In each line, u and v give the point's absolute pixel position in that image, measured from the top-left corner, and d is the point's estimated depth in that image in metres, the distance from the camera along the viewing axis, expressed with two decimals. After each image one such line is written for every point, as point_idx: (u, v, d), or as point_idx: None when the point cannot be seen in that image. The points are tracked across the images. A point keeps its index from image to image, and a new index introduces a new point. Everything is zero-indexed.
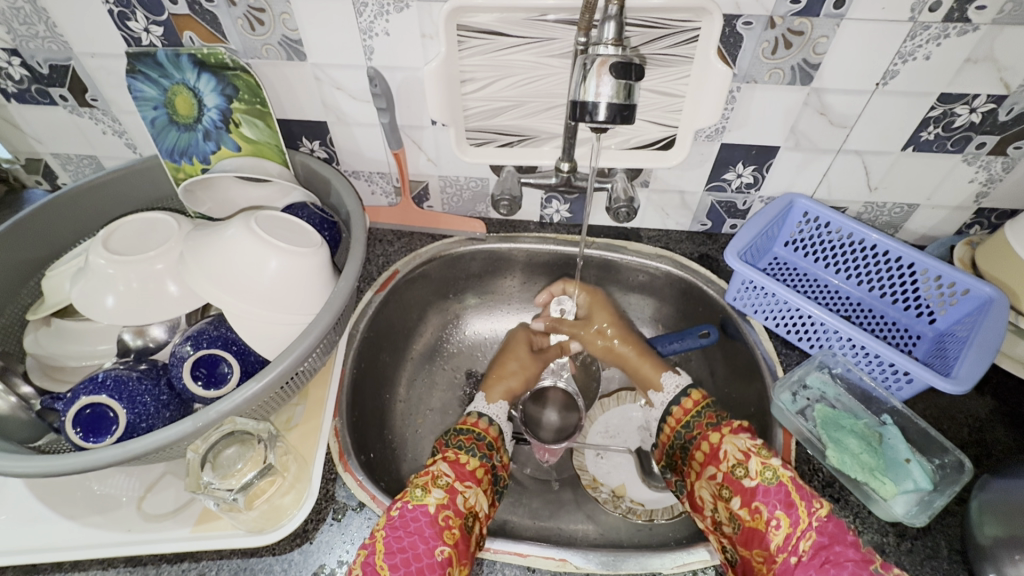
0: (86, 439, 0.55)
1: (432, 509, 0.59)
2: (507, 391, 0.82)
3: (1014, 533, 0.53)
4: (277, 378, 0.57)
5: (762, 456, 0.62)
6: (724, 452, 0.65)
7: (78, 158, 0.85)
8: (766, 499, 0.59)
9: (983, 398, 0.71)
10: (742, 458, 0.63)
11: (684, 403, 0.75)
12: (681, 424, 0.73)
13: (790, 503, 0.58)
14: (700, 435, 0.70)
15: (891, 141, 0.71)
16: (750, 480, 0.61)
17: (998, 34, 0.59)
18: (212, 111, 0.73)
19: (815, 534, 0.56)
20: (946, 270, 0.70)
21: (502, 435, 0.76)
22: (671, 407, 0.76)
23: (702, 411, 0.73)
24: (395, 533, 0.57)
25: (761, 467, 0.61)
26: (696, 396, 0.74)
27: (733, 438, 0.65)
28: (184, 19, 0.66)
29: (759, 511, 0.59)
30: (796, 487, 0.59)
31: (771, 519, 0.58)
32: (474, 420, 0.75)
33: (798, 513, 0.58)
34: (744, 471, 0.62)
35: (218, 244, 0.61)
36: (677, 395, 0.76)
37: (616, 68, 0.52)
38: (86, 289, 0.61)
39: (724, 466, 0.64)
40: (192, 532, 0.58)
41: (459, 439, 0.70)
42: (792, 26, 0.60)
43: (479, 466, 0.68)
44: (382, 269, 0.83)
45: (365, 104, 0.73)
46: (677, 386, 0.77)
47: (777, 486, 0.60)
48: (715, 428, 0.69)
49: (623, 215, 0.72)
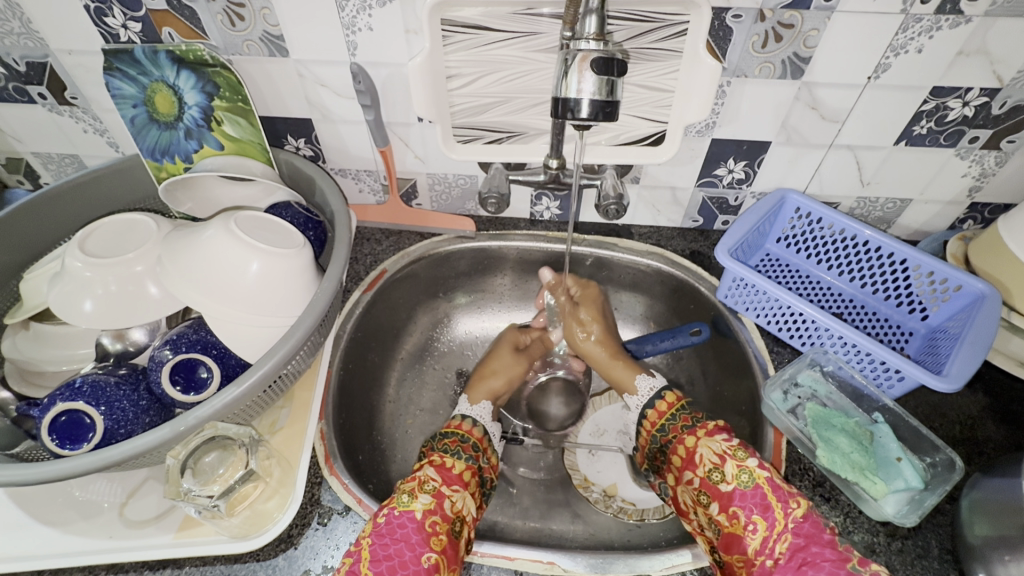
0: (62, 446, 0.54)
1: (419, 515, 0.59)
2: (491, 392, 0.80)
3: (1004, 533, 0.53)
4: (257, 383, 0.56)
5: (738, 459, 0.62)
6: (700, 456, 0.64)
7: (60, 157, 0.83)
8: (743, 503, 0.59)
9: (976, 395, 0.71)
10: (718, 462, 0.62)
11: (658, 405, 0.73)
12: (656, 428, 0.72)
13: (766, 506, 0.58)
14: (676, 439, 0.69)
15: (883, 136, 0.70)
16: (727, 484, 0.61)
17: (991, 27, 0.58)
18: (193, 109, 0.72)
19: (790, 535, 0.56)
20: (939, 267, 0.69)
21: (489, 438, 0.74)
22: (645, 410, 0.74)
23: (677, 414, 0.71)
24: (380, 541, 0.56)
25: (737, 470, 0.61)
26: (668, 400, 0.73)
27: (708, 441, 0.64)
28: (163, 15, 0.64)
29: (737, 516, 0.59)
30: (772, 488, 0.59)
31: (748, 524, 0.58)
32: (459, 422, 0.73)
33: (775, 515, 0.57)
34: (720, 475, 0.61)
35: (196, 246, 0.60)
36: (651, 399, 0.74)
37: (598, 63, 0.51)
38: (63, 294, 0.60)
39: (701, 471, 0.63)
40: (175, 538, 0.57)
41: (445, 442, 0.70)
42: (781, 19, 0.59)
43: (466, 469, 0.67)
44: (369, 268, 0.82)
45: (350, 101, 0.72)
46: (651, 390, 0.76)
47: (753, 489, 0.59)
48: (690, 431, 0.68)
49: (612, 213, 0.71)
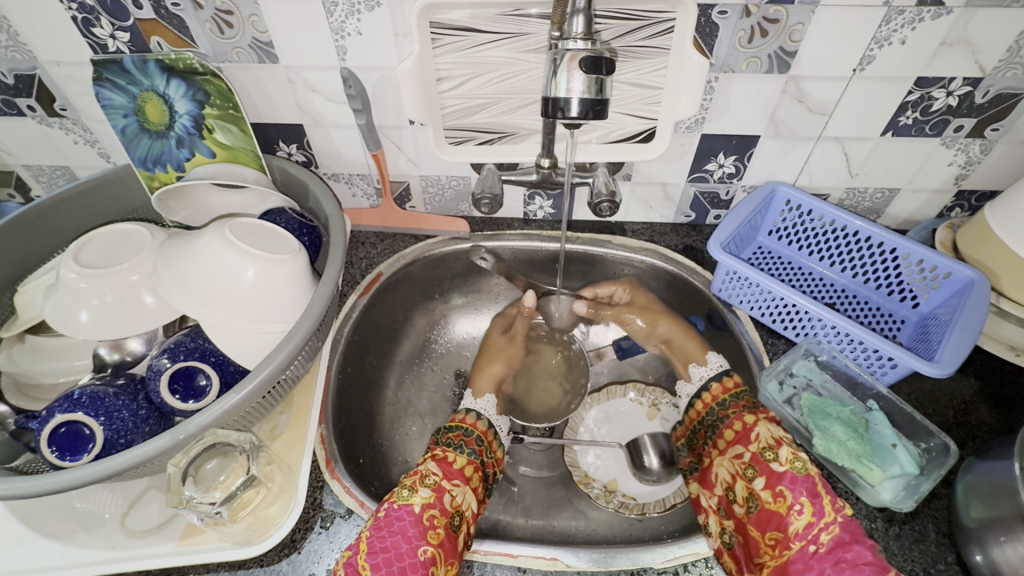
0: (62, 458, 0.54)
1: (417, 509, 0.59)
2: (493, 380, 0.81)
3: (998, 514, 0.54)
4: (257, 389, 0.56)
5: (794, 447, 0.61)
6: (757, 435, 0.64)
7: (51, 170, 0.83)
8: (793, 485, 0.59)
9: (968, 379, 0.72)
10: (773, 443, 0.62)
11: (719, 384, 0.72)
12: (715, 402, 0.72)
13: (816, 493, 0.58)
14: (733, 415, 0.68)
15: (870, 127, 0.71)
16: (779, 465, 0.60)
17: (972, 17, 0.59)
18: (184, 117, 0.72)
19: (838, 529, 0.55)
20: (928, 255, 0.70)
21: (493, 431, 0.75)
22: (709, 383, 0.74)
23: (739, 394, 0.70)
24: (378, 533, 0.57)
25: (792, 456, 0.60)
26: (735, 378, 0.72)
27: (768, 424, 0.64)
28: (151, 24, 0.64)
29: (784, 495, 0.59)
30: (823, 481, 0.59)
31: (795, 505, 0.58)
32: (464, 415, 0.74)
33: (823, 504, 0.57)
34: (774, 455, 0.61)
35: (192, 255, 0.60)
36: (718, 374, 0.74)
37: (586, 62, 0.51)
38: (59, 304, 0.60)
39: (754, 447, 0.63)
40: (178, 546, 0.57)
41: (449, 436, 0.70)
42: (766, 14, 0.60)
43: (468, 463, 0.67)
44: (365, 272, 0.82)
45: (341, 105, 0.72)
46: (719, 367, 0.75)
47: (805, 475, 0.59)
48: (750, 411, 0.67)
49: (605, 210, 0.71)
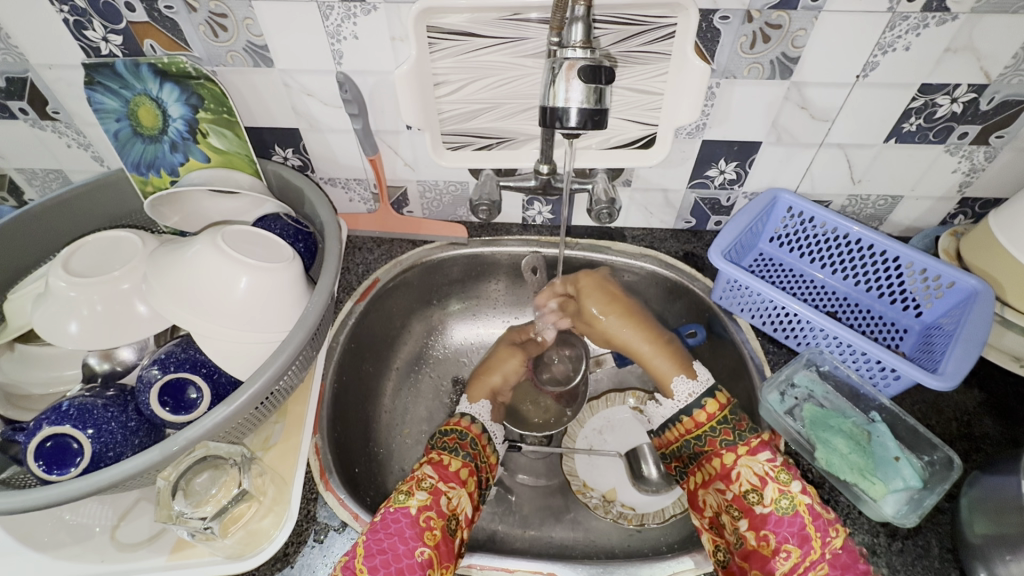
0: (49, 472, 0.53)
1: (414, 511, 0.58)
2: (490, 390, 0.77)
3: (1003, 531, 0.53)
4: (250, 401, 0.55)
5: (780, 483, 0.59)
6: (738, 474, 0.62)
7: (44, 173, 0.82)
8: (777, 529, 0.58)
9: (971, 390, 0.71)
10: (757, 484, 0.60)
11: (697, 413, 0.67)
12: (690, 435, 0.67)
13: (804, 537, 0.56)
14: (712, 452, 0.65)
15: (873, 133, 0.70)
16: (762, 507, 0.59)
17: (978, 23, 0.58)
18: (178, 121, 0.71)
19: (826, 567, 0.55)
20: (931, 263, 0.69)
21: (487, 434, 0.72)
22: (682, 415, 0.69)
23: (718, 426, 0.66)
24: (374, 536, 0.56)
25: (778, 495, 0.59)
26: (707, 411, 0.67)
27: (749, 462, 0.62)
28: (143, 27, 0.63)
29: (768, 539, 0.58)
30: (812, 518, 0.57)
31: (780, 549, 0.57)
32: (458, 419, 0.71)
33: (812, 545, 0.56)
34: (758, 497, 0.59)
35: (183, 264, 0.59)
36: (691, 404, 0.68)
37: (585, 72, 0.50)
38: (47, 314, 0.59)
39: (736, 488, 0.61)
40: (168, 561, 0.56)
41: (444, 440, 0.68)
42: (769, 20, 0.59)
43: (463, 467, 0.65)
44: (362, 278, 0.81)
45: (337, 109, 0.71)
46: (690, 394, 0.69)
47: (792, 517, 0.58)
48: (729, 447, 0.64)
49: (604, 217, 0.70)
